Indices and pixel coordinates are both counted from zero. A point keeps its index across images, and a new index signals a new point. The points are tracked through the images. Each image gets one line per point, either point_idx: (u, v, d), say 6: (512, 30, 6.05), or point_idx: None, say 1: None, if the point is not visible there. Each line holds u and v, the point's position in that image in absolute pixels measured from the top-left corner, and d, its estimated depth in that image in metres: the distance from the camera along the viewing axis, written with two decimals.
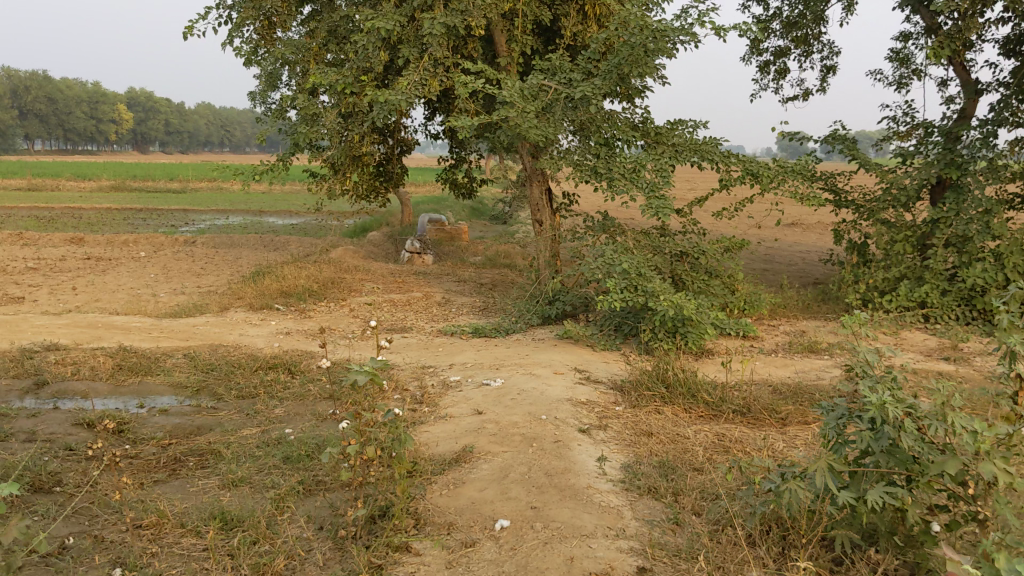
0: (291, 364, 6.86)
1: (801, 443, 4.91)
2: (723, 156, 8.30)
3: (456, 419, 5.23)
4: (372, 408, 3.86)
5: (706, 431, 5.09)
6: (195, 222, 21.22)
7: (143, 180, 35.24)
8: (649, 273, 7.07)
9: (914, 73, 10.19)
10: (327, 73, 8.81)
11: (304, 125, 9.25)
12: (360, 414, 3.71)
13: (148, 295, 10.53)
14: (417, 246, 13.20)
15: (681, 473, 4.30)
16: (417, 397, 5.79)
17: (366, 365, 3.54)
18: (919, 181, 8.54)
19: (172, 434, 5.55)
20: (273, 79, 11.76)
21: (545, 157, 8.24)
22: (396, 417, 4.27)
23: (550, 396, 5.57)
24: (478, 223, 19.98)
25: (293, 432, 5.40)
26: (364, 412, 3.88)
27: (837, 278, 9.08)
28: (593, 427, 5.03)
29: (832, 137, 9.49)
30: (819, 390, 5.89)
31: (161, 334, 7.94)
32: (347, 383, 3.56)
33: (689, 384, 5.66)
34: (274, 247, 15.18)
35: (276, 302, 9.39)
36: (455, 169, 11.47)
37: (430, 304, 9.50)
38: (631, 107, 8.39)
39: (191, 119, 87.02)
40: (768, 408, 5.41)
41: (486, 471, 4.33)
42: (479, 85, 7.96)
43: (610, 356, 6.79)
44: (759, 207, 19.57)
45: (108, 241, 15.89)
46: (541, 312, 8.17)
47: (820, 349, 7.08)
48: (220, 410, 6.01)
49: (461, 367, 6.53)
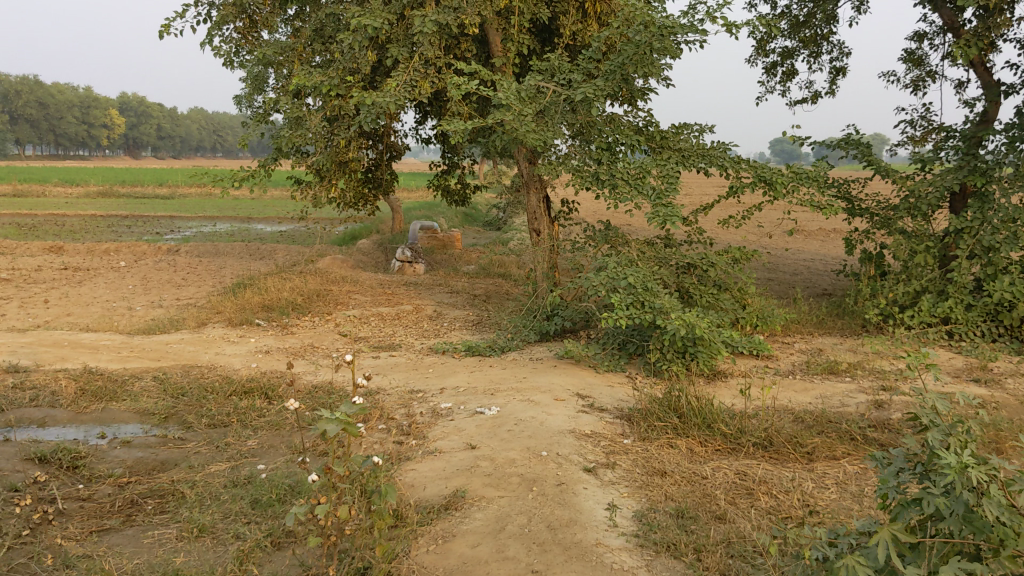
0: (268, 388, 6.32)
1: (834, 489, 4.38)
2: (733, 162, 7.75)
3: (446, 455, 4.70)
4: (346, 460, 3.29)
5: (726, 471, 4.56)
6: (180, 229, 20.62)
7: (131, 187, 34.60)
8: (657, 289, 6.54)
9: (930, 75, 9.69)
10: (311, 74, 8.26)
11: (288, 128, 8.72)
12: (333, 467, 3.18)
13: (124, 308, 9.97)
14: (408, 256, 12.66)
15: (704, 528, 3.78)
16: (404, 428, 5.24)
17: (337, 411, 3.00)
18: (940, 188, 8.02)
19: (133, 470, 5.02)
20: (258, 82, 11.27)
21: (542, 163, 7.71)
22: (376, 465, 3.71)
23: (551, 427, 5.03)
24: (473, 230, 19.44)
25: (265, 469, 4.87)
26: (337, 463, 3.31)
27: (853, 291, 8.55)
28: (600, 466, 4.50)
29: (846, 141, 8.98)
30: (846, 419, 5.37)
31: (131, 353, 7.39)
32: (316, 435, 2.99)
33: (704, 414, 5.13)
34: (260, 256, 14.65)
35: (257, 316, 8.83)
36: (448, 175, 10.93)
37: (421, 318, 8.96)
38: (634, 110, 7.87)
39: (184, 124, 86.48)
40: (792, 442, 4.91)
41: (480, 522, 3.80)
42: (473, 86, 7.43)
43: (615, 379, 6.25)
44: (772, 215, 19.02)
45: (88, 249, 15.30)
46: (539, 328, 7.64)
47: (840, 371, 6.56)
48: (188, 442, 5.48)
49: (452, 393, 5.98)
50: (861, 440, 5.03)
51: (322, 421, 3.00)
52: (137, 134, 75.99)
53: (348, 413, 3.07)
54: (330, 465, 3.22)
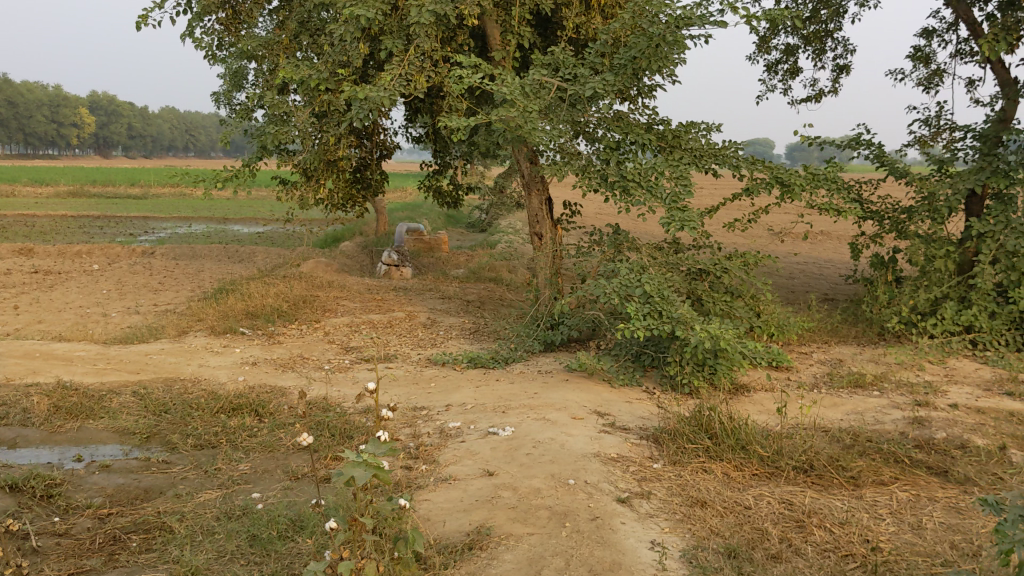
0: (257, 404, 5.85)
1: (892, 522, 4.00)
2: (747, 162, 7.36)
3: (462, 483, 4.28)
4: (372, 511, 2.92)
5: (770, 500, 4.17)
6: (153, 230, 20.01)
7: (102, 187, 33.85)
8: (674, 297, 6.14)
9: (940, 72, 9.35)
10: (298, 68, 7.80)
11: (273, 125, 8.25)
12: (359, 518, 2.83)
13: (98, 314, 9.45)
14: (395, 259, 12.23)
15: (762, 571, 3.39)
16: (411, 450, 4.81)
17: (364, 455, 2.70)
18: (959, 190, 7.68)
19: (113, 499, 4.56)
20: (237, 78, 10.79)
21: (546, 164, 7.30)
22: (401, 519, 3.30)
23: (573, 450, 4.62)
24: (456, 232, 18.99)
25: (261, 499, 4.42)
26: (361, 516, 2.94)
27: (867, 297, 8.20)
28: (634, 496, 4.09)
29: (857, 141, 8.64)
30: (886, 439, 5.00)
31: (109, 365, 6.90)
32: (340, 479, 2.66)
33: (738, 434, 4.72)
34: (239, 259, 14.14)
35: (241, 324, 8.35)
36: (439, 176, 10.50)
37: (414, 326, 8.53)
38: (642, 106, 7.46)
39: (156, 124, 85.36)
40: (834, 464, 4.52)
41: (513, 563, 3.38)
42: (475, 80, 7.00)
43: (632, 395, 5.86)
44: (783, 219, 18.65)
45: (59, 252, 14.70)
46: (543, 338, 7.23)
47: (867, 384, 6.20)
48: (174, 465, 5.02)
49: (459, 410, 5.55)
50: (908, 462, 4.66)
51: (347, 465, 2.71)
52: (107, 134, 74.87)
53: (373, 456, 2.78)
54: (353, 515, 2.93)
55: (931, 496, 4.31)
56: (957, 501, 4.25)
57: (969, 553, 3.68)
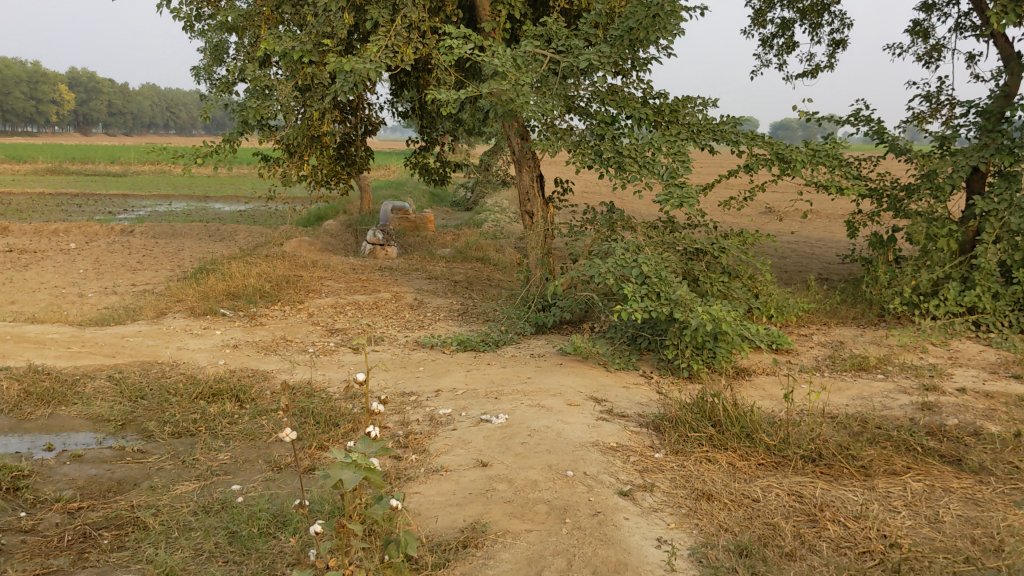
0: (238, 390, 5.60)
1: (908, 515, 3.79)
2: (745, 138, 7.13)
3: (455, 475, 4.05)
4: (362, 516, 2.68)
5: (779, 492, 3.95)
6: (133, 208, 19.63)
7: (81, 165, 33.37)
8: (671, 278, 5.89)
9: (940, 47, 9.12)
10: (280, 39, 7.49)
11: (255, 99, 7.94)
12: (348, 524, 2.59)
13: (74, 295, 9.14)
14: (380, 238, 11.96)
15: (777, 571, 3.18)
16: (400, 439, 4.58)
17: (355, 455, 2.46)
18: (961, 167, 7.46)
19: (85, 492, 4.32)
20: (219, 53, 10.49)
21: (538, 139, 7.04)
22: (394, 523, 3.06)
23: (570, 439, 4.39)
24: (442, 211, 18.71)
25: (242, 493, 4.18)
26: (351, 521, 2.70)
27: (865, 277, 8.00)
28: (637, 488, 3.87)
29: (856, 117, 8.41)
30: (895, 426, 4.80)
31: (83, 348, 6.62)
32: (326, 480, 2.42)
33: (743, 422, 4.51)
34: (221, 238, 13.82)
35: (221, 305, 8.07)
36: (426, 153, 10.23)
37: (401, 307, 8.28)
38: (637, 80, 7.20)
39: (137, 101, 84.41)
40: (844, 453, 4.32)
41: (512, 564, 3.15)
42: (465, 51, 6.73)
43: (629, 380, 5.64)
44: (776, 198, 18.43)
45: (35, 230, 14.34)
46: (534, 320, 7.00)
47: (870, 367, 6.00)
48: (150, 455, 4.76)
49: (450, 396, 5.32)
50: (920, 450, 4.46)
51: (334, 467, 2.47)
52: (87, 111, 73.96)
53: (363, 456, 2.55)
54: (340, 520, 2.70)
55: (947, 487, 4.10)
56: (973, 492, 4.04)
57: (992, 548, 3.47)
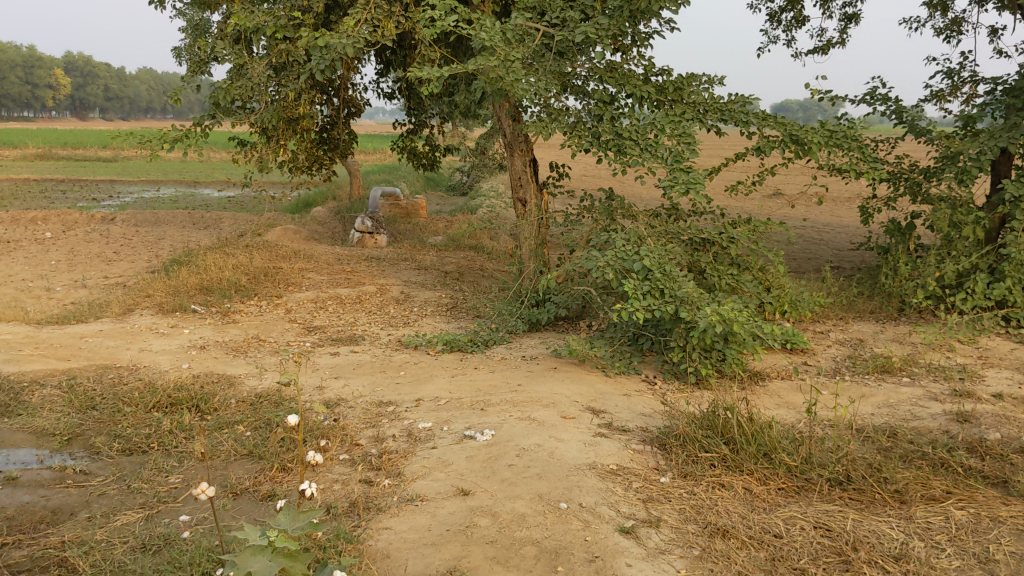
0: (200, 399, 5.07)
1: (955, 552, 3.25)
2: (755, 117, 6.55)
3: (432, 506, 3.51)
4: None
5: (804, 525, 3.41)
6: (119, 194, 19.06)
7: (72, 150, 32.78)
8: (676, 273, 5.32)
9: (961, 21, 8.54)
10: (252, 13, 6.90)
11: (227, 78, 7.37)
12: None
13: (41, 289, 8.61)
14: (369, 225, 11.41)
15: None
16: (372, 460, 4.05)
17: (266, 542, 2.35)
18: (987, 149, 6.87)
19: (13, 523, 3.78)
20: (199, 31, 9.90)
21: (531, 120, 6.47)
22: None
23: (564, 461, 3.87)
24: (437, 196, 18.20)
25: (190, 526, 3.65)
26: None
27: (884, 267, 7.46)
28: (640, 524, 3.34)
29: (872, 95, 7.85)
30: (930, 440, 4.27)
31: (35, 351, 6.08)
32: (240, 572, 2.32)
33: (760, 440, 3.98)
34: (205, 226, 13.26)
35: (193, 301, 7.53)
36: (414, 135, 9.67)
37: (387, 301, 7.75)
38: (638, 55, 6.62)
39: (133, 85, 83.71)
40: (876, 476, 3.78)
41: None
42: (449, 24, 6.15)
43: (632, 387, 5.11)
44: (783, 182, 17.88)
45: (12, 218, 13.76)
46: (528, 317, 6.46)
47: (895, 369, 5.48)
48: (93, 478, 4.23)
49: (431, 407, 4.79)
50: (961, 471, 3.92)
51: (247, 551, 2.39)
52: (82, 95, 73.28)
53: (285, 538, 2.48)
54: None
55: (995, 515, 3.55)
56: None
57: None
